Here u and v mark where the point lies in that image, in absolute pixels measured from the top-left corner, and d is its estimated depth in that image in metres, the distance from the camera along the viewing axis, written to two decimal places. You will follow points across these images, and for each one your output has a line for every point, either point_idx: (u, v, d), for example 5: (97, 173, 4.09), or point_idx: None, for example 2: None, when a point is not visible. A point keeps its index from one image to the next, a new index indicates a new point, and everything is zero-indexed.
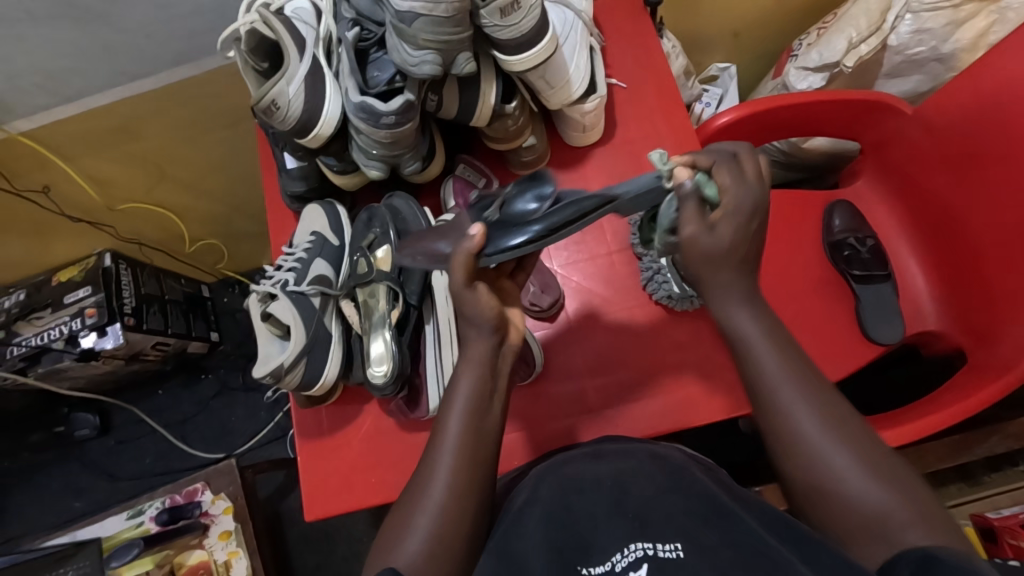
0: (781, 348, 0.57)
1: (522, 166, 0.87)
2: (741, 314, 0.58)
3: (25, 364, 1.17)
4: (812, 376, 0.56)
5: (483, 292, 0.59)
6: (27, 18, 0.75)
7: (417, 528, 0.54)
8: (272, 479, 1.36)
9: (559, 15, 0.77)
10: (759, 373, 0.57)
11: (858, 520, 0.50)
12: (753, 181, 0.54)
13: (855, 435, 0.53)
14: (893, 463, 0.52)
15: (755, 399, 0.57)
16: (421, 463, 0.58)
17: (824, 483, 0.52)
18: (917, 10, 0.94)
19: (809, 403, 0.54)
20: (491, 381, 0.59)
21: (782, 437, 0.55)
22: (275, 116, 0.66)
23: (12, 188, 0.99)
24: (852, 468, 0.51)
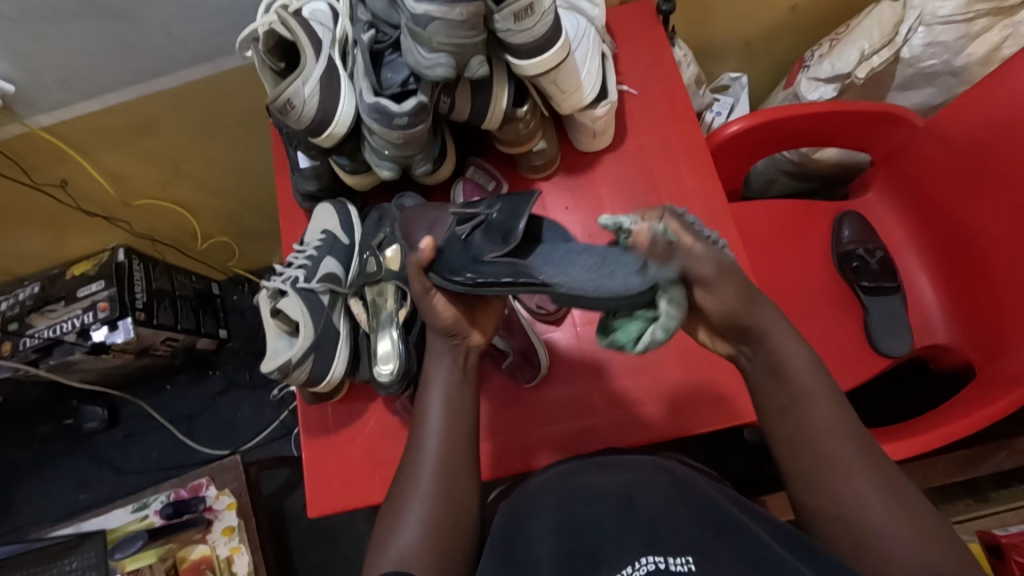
0: (843, 416, 0.59)
1: (531, 170, 0.87)
2: (800, 362, 0.61)
3: (38, 355, 1.19)
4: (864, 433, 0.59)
5: (440, 302, 0.63)
6: (52, 16, 0.77)
7: (409, 522, 0.57)
8: (277, 477, 1.37)
9: (572, 21, 0.78)
10: (816, 417, 0.59)
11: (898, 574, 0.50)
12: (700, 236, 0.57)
13: (900, 496, 0.55)
14: (930, 521, 0.53)
15: (809, 444, 0.59)
16: (407, 459, 0.62)
17: (863, 533, 0.53)
18: (930, 23, 0.94)
19: (863, 463, 0.56)
20: (461, 371, 0.66)
21: (829, 489, 0.56)
22: (290, 115, 0.68)
23: (31, 182, 1.01)
24: (895, 522, 0.53)
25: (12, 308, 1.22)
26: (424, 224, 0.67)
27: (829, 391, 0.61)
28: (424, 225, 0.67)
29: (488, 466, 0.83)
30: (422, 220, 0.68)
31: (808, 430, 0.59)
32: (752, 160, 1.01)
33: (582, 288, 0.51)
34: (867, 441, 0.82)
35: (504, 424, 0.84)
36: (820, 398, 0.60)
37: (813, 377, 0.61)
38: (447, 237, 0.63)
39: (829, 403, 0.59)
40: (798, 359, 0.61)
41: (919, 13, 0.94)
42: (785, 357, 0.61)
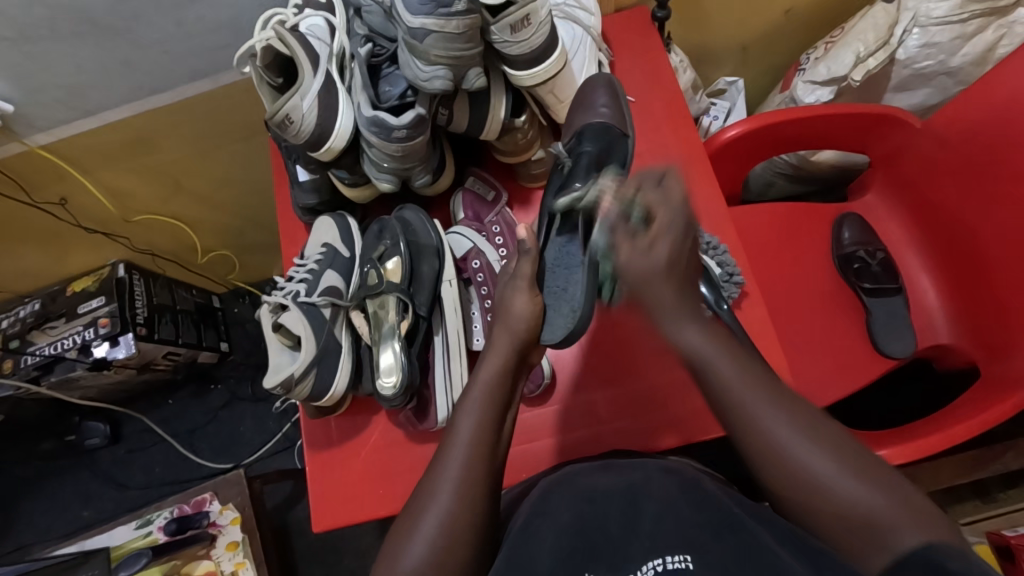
0: (751, 372, 0.60)
1: (529, 178, 0.86)
2: (691, 334, 0.62)
3: (39, 372, 1.19)
4: (780, 391, 0.59)
5: (524, 298, 0.69)
6: (51, 36, 0.77)
7: (423, 530, 0.56)
8: (280, 490, 1.36)
9: (568, 30, 0.78)
10: (726, 395, 0.60)
11: (844, 523, 0.52)
12: (676, 204, 0.62)
13: (824, 433, 0.57)
14: (868, 462, 0.55)
15: (727, 419, 0.60)
16: (429, 471, 0.62)
17: (815, 488, 0.54)
18: (925, 24, 0.95)
19: (775, 412, 0.58)
20: (506, 396, 0.66)
21: (764, 452, 0.57)
22: (289, 131, 0.67)
23: (30, 200, 1.01)
24: (831, 470, 0.54)
25: (13, 326, 1.22)
26: (587, 102, 0.78)
27: (732, 356, 0.61)
28: (580, 116, 0.77)
29: None
30: (582, 117, 0.77)
31: (728, 403, 0.59)
32: (751, 164, 1.02)
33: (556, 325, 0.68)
34: (872, 444, 0.82)
35: None
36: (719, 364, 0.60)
37: (714, 347, 0.61)
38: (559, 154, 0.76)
39: (730, 364, 0.60)
40: (690, 339, 0.62)
41: (913, 15, 0.94)
42: (679, 335, 0.62)
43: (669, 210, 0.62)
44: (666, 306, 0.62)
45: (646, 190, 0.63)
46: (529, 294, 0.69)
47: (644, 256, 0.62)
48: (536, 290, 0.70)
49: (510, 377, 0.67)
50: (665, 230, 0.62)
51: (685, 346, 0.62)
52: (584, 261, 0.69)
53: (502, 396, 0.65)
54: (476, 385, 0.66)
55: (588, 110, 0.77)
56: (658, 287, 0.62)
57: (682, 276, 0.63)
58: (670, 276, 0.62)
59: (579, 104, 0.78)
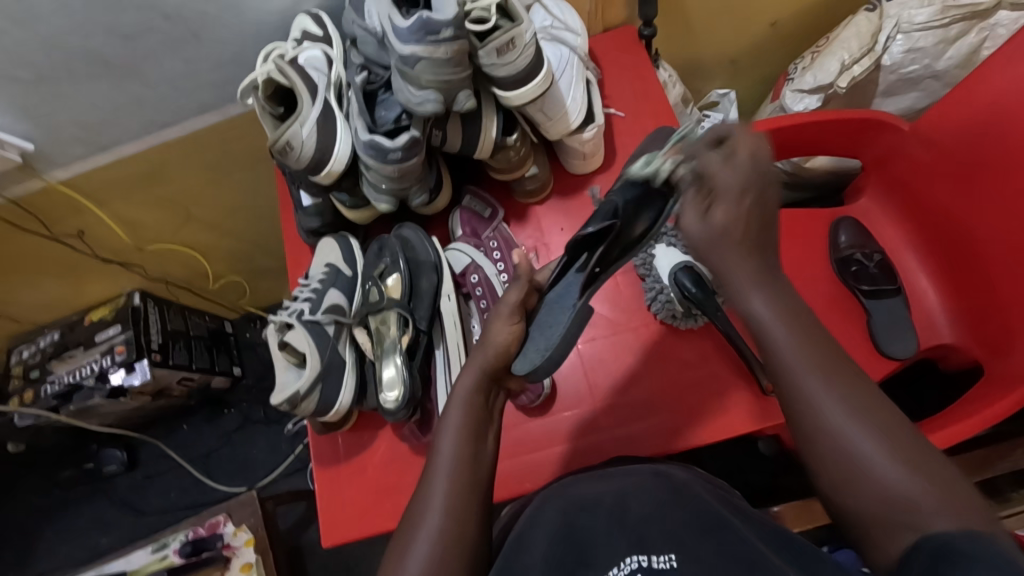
0: (811, 338, 0.56)
1: (525, 194, 0.89)
2: (758, 301, 0.58)
3: (58, 401, 1.23)
4: (840, 361, 0.55)
5: (505, 324, 0.71)
6: (68, 78, 0.82)
7: (417, 551, 0.56)
8: (293, 511, 1.38)
9: (554, 52, 0.81)
10: (781, 357, 0.56)
11: (872, 503, 0.50)
12: (741, 163, 0.57)
13: (880, 408, 0.53)
14: (921, 451, 0.50)
15: (779, 383, 0.57)
16: (418, 490, 0.62)
17: (850, 465, 0.51)
18: (908, 30, 0.97)
19: (831, 386, 0.54)
20: (483, 411, 0.67)
21: (816, 433, 0.53)
22: (290, 156, 0.71)
23: (50, 233, 1.05)
24: (874, 451, 0.51)
25: (34, 356, 1.27)
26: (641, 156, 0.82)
27: (792, 315, 0.57)
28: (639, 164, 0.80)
29: (497, 488, 0.84)
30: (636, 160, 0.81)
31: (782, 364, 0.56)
32: None
33: (533, 360, 0.68)
34: None
35: (511, 446, 0.85)
36: (774, 330, 0.56)
37: (778, 315, 0.57)
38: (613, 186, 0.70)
39: (793, 333, 0.56)
40: (757, 304, 0.58)
41: (896, 21, 0.97)
42: (748, 300, 0.58)
43: (734, 170, 0.58)
44: (741, 273, 0.58)
45: (704, 152, 0.60)
46: (508, 319, 0.71)
47: (732, 209, 0.58)
48: (515, 318, 0.72)
49: (484, 399, 0.68)
50: (724, 197, 0.58)
51: (747, 310, 0.58)
52: (578, 303, 0.67)
53: (480, 414, 0.66)
54: (451, 413, 0.66)
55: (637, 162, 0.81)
56: (727, 255, 0.58)
57: (750, 236, 0.58)
58: (742, 237, 0.58)
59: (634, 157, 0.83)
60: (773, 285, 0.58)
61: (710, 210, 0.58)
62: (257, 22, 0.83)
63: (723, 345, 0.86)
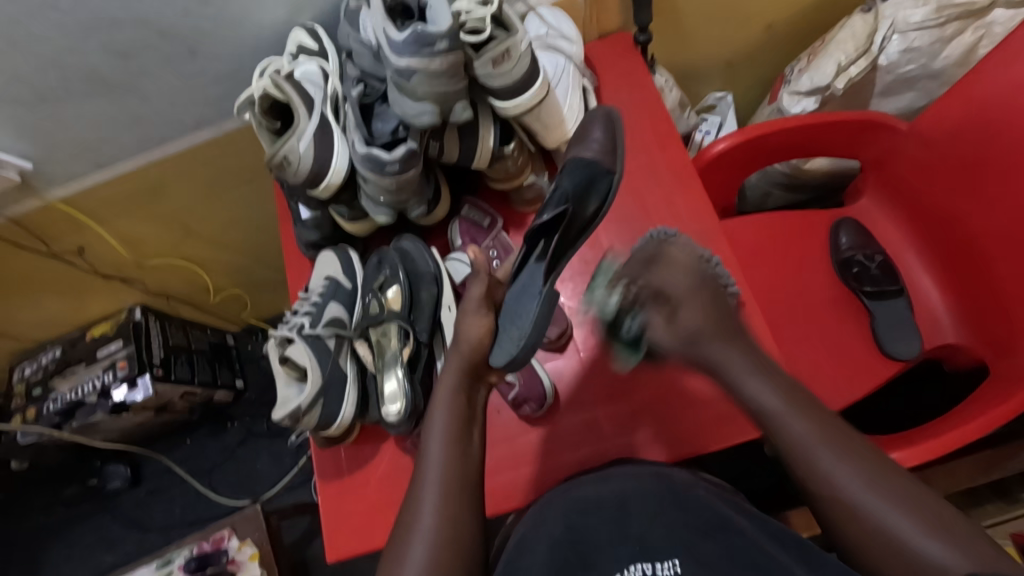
0: (821, 420, 0.67)
1: (524, 203, 0.89)
2: (758, 384, 0.71)
3: (61, 418, 1.24)
4: (844, 434, 0.66)
5: (475, 323, 0.74)
6: (66, 97, 0.82)
7: (412, 559, 0.59)
8: (297, 524, 1.37)
9: (550, 60, 0.81)
10: (798, 440, 0.67)
11: (907, 565, 0.59)
12: (683, 269, 0.80)
13: (900, 483, 0.62)
14: (944, 514, 0.60)
15: (795, 465, 0.67)
16: (409, 498, 0.65)
17: (885, 537, 0.60)
18: (904, 30, 0.97)
19: (855, 476, 0.63)
20: (467, 410, 0.70)
21: (829, 502, 0.64)
22: (288, 171, 0.71)
23: (50, 251, 1.05)
24: (911, 528, 0.59)
25: (36, 373, 1.27)
26: (587, 135, 0.77)
27: (795, 405, 0.69)
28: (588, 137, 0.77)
29: (502, 499, 0.83)
30: (587, 131, 0.78)
31: (795, 445, 0.67)
32: (742, 175, 1.03)
33: (509, 354, 0.70)
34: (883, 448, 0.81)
35: (513, 456, 0.85)
36: (790, 425, 0.67)
37: (779, 396, 0.69)
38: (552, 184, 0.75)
39: (800, 418, 0.67)
40: (754, 387, 0.71)
41: (891, 22, 0.97)
42: (757, 393, 0.70)
43: (678, 289, 0.79)
44: (739, 364, 0.73)
45: (649, 272, 0.80)
46: (477, 315, 0.75)
47: (693, 313, 0.77)
48: (483, 311, 0.75)
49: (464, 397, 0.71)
50: (688, 338, 0.76)
51: (753, 400, 0.71)
52: (543, 293, 0.70)
53: (462, 412, 0.69)
54: (434, 420, 0.69)
55: (586, 138, 0.77)
56: (714, 346, 0.75)
57: (721, 324, 0.76)
58: (716, 329, 0.76)
59: (580, 133, 0.79)
60: (772, 374, 0.72)
61: (682, 316, 0.77)
62: (253, 38, 0.83)
63: None
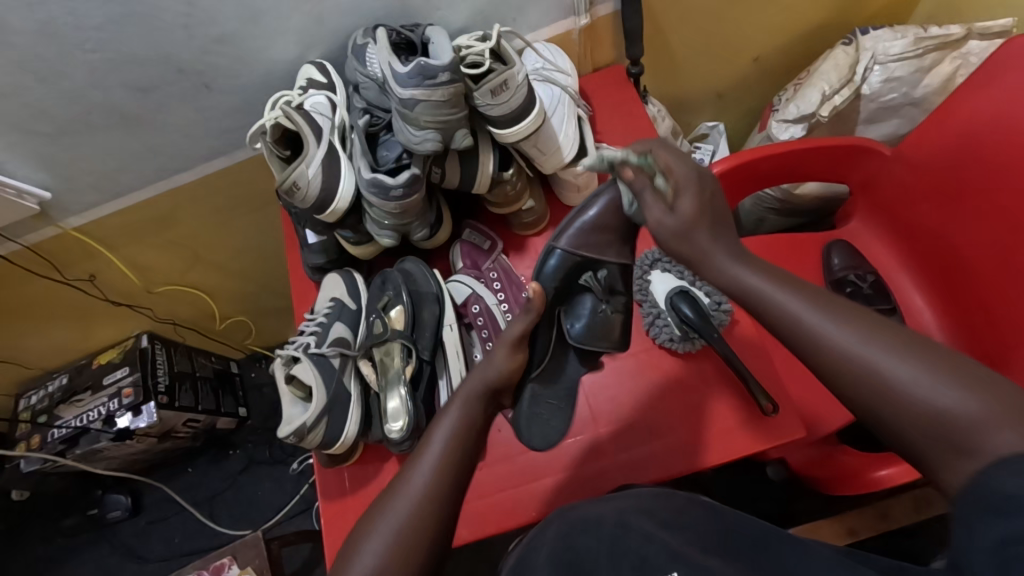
0: (793, 285, 0.60)
1: (523, 227, 0.92)
2: (737, 267, 0.63)
3: (64, 446, 1.24)
4: (840, 301, 0.57)
5: (500, 355, 0.74)
6: (86, 131, 0.86)
7: (379, 535, 0.57)
8: (298, 554, 1.36)
9: (547, 91, 0.86)
10: (781, 308, 0.58)
11: (926, 430, 0.48)
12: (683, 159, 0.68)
13: (910, 340, 0.52)
14: (960, 365, 0.49)
15: (784, 340, 0.59)
16: (397, 480, 0.62)
17: (887, 398, 0.51)
18: (884, 61, 1.01)
19: (844, 326, 0.55)
20: (478, 422, 0.69)
21: (824, 370, 0.55)
22: (297, 196, 0.74)
23: (62, 278, 1.08)
24: (915, 379, 0.50)
25: (42, 401, 1.29)
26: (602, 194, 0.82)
27: (778, 278, 0.61)
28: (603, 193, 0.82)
29: (505, 519, 0.83)
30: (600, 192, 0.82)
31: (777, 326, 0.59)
32: (736, 199, 1.06)
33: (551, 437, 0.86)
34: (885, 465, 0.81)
35: (514, 476, 0.85)
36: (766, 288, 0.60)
37: (770, 279, 0.61)
38: (570, 261, 0.83)
39: (787, 288, 0.59)
40: (721, 258, 0.64)
41: (872, 54, 1.01)
42: (727, 268, 0.63)
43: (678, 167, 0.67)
44: (713, 248, 0.64)
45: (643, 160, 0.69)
46: (511, 350, 0.74)
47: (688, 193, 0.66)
48: (517, 348, 0.75)
49: (480, 406, 0.70)
50: (681, 181, 0.66)
51: (730, 278, 0.63)
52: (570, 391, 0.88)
53: (475, 417, 0.69)
54: (445, 417, 0.68)
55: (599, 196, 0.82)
56: (692, 239, 0.65)
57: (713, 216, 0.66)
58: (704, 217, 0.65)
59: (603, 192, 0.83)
60: (745, 257, 0.64)
61: (680, 200, 0.66)
62: (265, 74, 0.88)
63: (723, 369, 0.88)
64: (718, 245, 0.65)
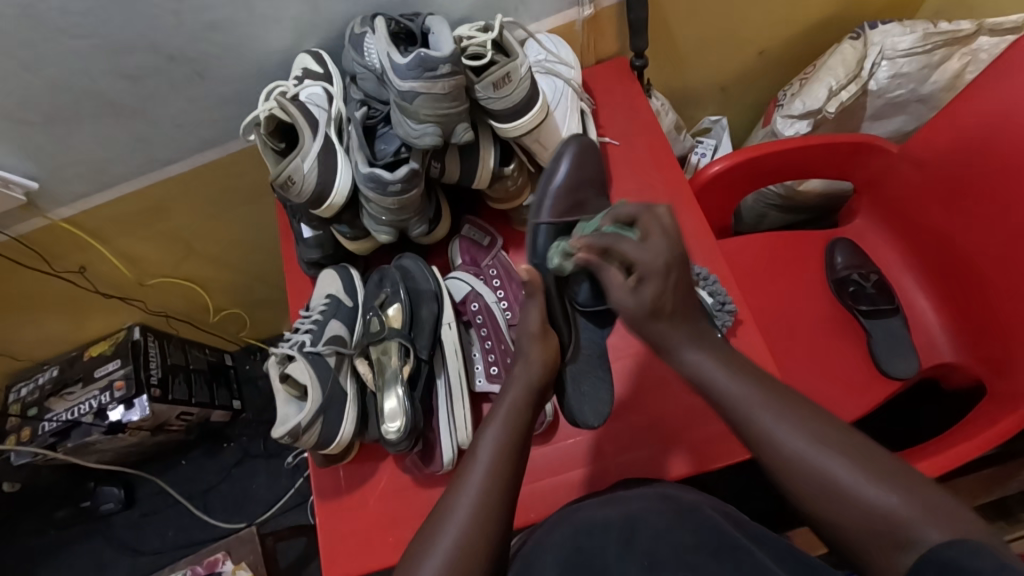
0: (750, 377, 0.67)
1: (524, 223, 0.90)
2: (694, 354, 0.69)
3: (56, 439, 1.22)
4: (784, 395, 0.65)
5: (536, 352, 0.74)
6: (74, 119, 0.84)
7: (440, 546, 0.60)
8: (294, 547, 1.36)
9: (549, 83, 0.85)
10: (731, 398, 0.66)
11: (867, 529, 0.56)
12: (659, 238, 0.69)
13: (856, 449, 0.60)
14: (888, 465, 0.58)
15: (739, 427, 0.65)
16: (446, 497, 0.66)
17: (824, 491, 0.59)
18: (892, 56, 0.99)
19: (788, 423, 0.63)
20: (524, 430, 0.70)
21: (773, 460, 0.62)
22: (291, 190, 0.72)
23: (51, 270, 1.06)
24: (855, 479, 0.58)
25: (32, 394, 1.27)
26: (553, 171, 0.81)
27: (729, 365, 0.68)
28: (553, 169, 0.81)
29: None
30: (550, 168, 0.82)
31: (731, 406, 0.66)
32: (737, 197, 1.05)
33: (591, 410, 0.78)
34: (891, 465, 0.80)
35: None
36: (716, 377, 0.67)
37: (722, 367, 0.68)
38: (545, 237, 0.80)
39: (751, 387, 0.65)
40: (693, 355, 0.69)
41: (880, 49, 0.99)
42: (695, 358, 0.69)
43: (650, 250, 0.69)
44: (677, 335, 0.70)
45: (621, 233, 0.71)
46: (544, 343, 0.74)
47: (660, 283, 0.68)
48: (548, 337, 0.75)
49: (522, 416, 0.71)
50: (648, 273, 0.69)
51: (692, 367, 0.69)
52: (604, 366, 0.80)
53: (523, 423, 0.70)
54: (486, 435, 0.69)
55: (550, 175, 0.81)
56: (652, 325, 0.70)
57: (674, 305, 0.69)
58: (664, 308, 0.69)
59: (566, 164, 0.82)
60: (702, 342, 0.70)
61: (642, 287, 0.69)
62: (259, 63, 0.85)
63: None
64: (680, 328, 0.70)
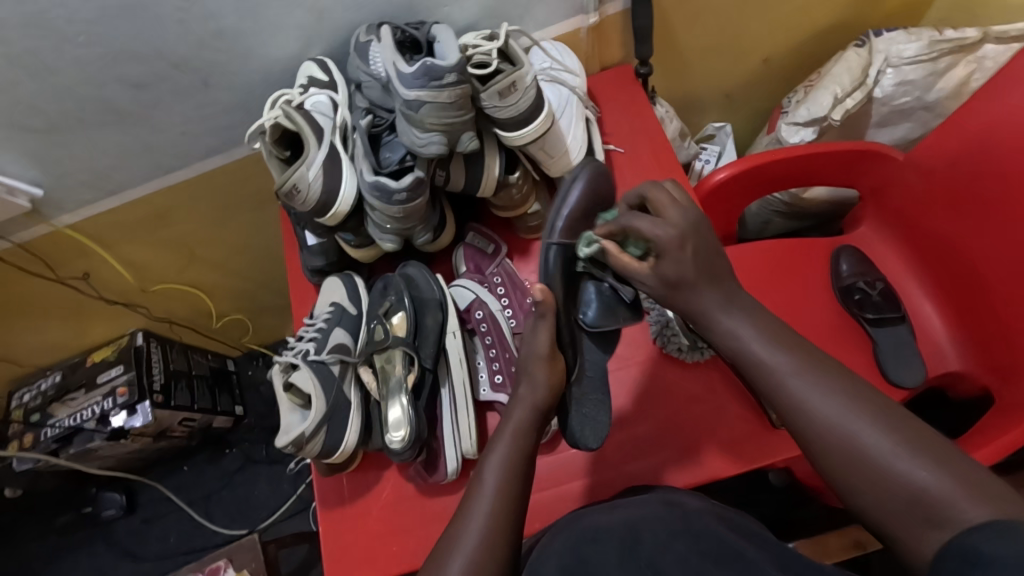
0: (790, 346, 0.66)
1: (528, 231, 0.90)
2: (735, 321, 0.69)
3: (58, 445, 1.23)
4: (819, 362, 0.65)
5: (538, 377, 0.72)
6: (79, 127, 0.84)
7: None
8: (295, 554, 1.35)
9: (554, 92, 0.84)
10: (766, 366, 0.66)
11: (899, 501, 0.56)
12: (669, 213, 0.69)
13: (895, 420, 0.59)
14: (924, 439, 0.57)
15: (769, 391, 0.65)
16: (457, 518, 0.66)
17: (857, 460, 0.58)
18: (898, 64, 0.99)
19: (825, 389, 0.62)
20: (526, 466, 0.69)
21: (805, 425, 0.62)
22: (296, 199, 0.72)
23: (56, 276, 1.06)
24: (887, 450, 0.57)
25: (35, 400, 1.27)
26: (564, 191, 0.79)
27: (764, 337, 0.67)
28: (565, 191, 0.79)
29: None
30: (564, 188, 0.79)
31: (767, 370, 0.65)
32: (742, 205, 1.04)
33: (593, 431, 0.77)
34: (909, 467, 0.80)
35: None
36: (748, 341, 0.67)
37: (756, 334, 0.68)
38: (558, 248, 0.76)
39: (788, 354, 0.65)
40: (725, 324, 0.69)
41: (885, 56, 0.99)
42: (733, 324, 0.69)
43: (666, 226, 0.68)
44: (712, 300, 0.70)
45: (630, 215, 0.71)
46: (549, 365, 0.72)
47: (678, 260, 0.68)
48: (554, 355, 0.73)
49: (525, 439, 0.70)
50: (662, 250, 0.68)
51: (729, 334, 0.69)
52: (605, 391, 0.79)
53: (529, 445, 0.70)
54: (491, 456, 0.69)
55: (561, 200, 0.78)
56: (689, 295, 0.70)
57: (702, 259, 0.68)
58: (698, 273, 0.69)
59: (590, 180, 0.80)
60: (736, 308, 0.70)
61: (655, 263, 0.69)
62: (264, 70, 0.85)
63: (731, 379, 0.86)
64: (720, 295, 0.70)
